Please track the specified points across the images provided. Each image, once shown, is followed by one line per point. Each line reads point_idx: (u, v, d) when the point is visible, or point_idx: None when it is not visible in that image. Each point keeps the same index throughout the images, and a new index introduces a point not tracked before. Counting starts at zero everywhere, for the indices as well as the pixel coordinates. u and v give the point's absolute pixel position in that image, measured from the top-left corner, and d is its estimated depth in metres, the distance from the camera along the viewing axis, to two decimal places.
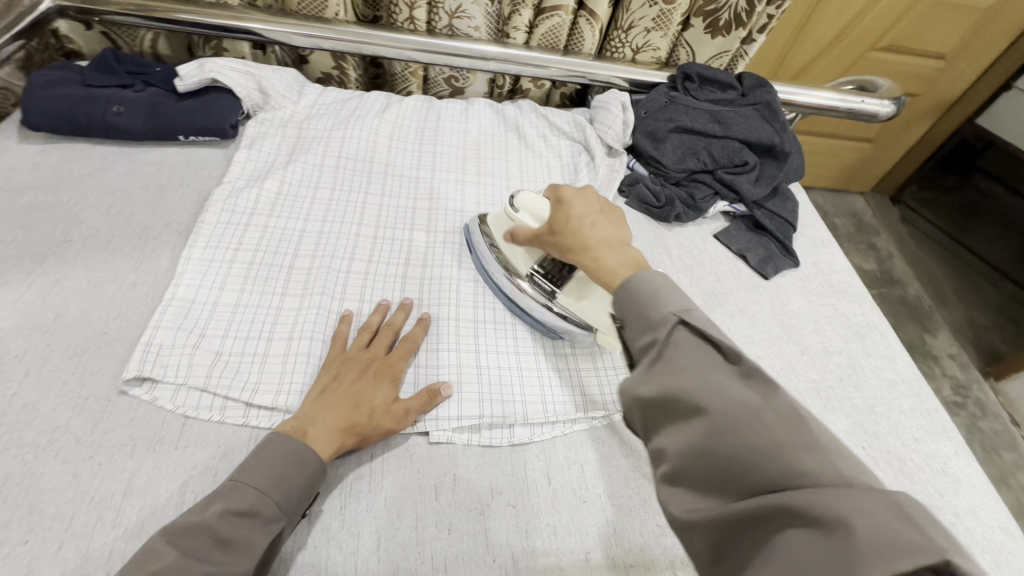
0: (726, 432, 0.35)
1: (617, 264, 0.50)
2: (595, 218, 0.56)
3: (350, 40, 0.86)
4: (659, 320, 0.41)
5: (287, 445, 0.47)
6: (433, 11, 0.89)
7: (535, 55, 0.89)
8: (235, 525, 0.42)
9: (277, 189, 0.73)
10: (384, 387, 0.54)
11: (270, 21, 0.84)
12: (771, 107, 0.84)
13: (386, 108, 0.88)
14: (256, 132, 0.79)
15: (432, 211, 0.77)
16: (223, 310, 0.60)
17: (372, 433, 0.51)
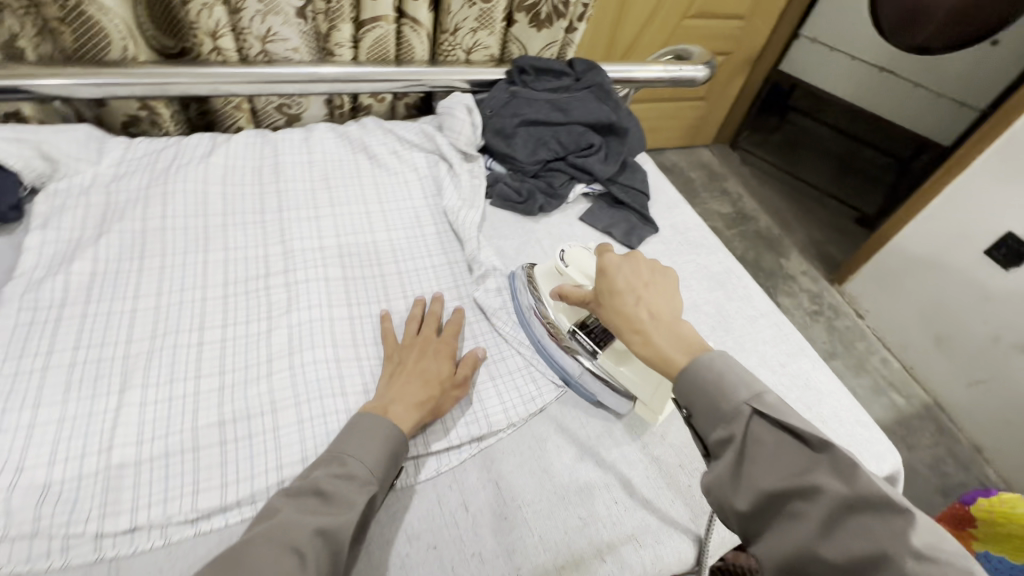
0: (770, 480, 0.40)
1: (668, 344, 0.49)
2: (639, 290, 0.54)
3: (149, 84, 0.73)
4: (733, 413, 0.43)
5: (372, 420, 0.51)
6: (240, 37, 0.79)
7: (369, 71, 0.84)
8: (335, 489, 0.45)
9: (89, 270, 0.62)
10: (443, 363, 0.59)
11: (41, 75, 0.68)
12: (603, 89, 0.90)
13: (211, 149, 0.78)
14: (45, 207, 0.66)
15: (286, 254, 0.70)
16: (43, 433, 0.50)
17: (443, 402, 0.57)
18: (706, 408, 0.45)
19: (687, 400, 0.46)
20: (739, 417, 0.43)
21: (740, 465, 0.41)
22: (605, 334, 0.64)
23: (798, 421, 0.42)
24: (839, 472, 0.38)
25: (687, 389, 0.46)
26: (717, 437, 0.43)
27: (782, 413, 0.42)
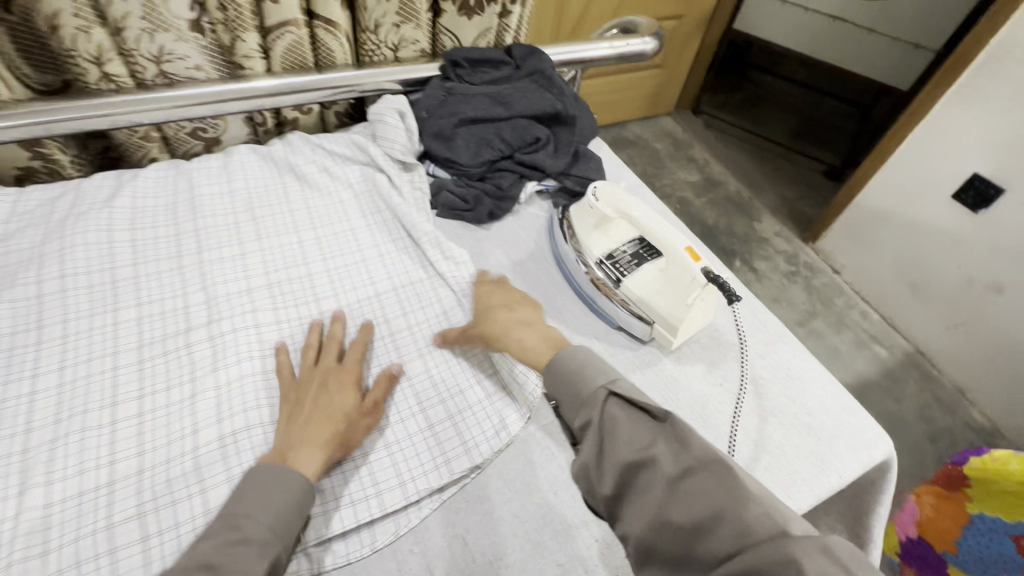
0: (624, 453, 0.44)
1: (539, 344, 0.57)
2: (512, 307, 0.63)
3: (312, 86, 0.87)
4: (589, 399, 0.48)
5: (274, 473, 0.49)
6: (378, 47, 0.92)
7: (488, 61, 0.93)
8: (226, 559, 0.43)
9: (239, 255, 0.73)
10: (344, 393, 0.57)
11: (231, 84, 0.83)
12: (546, 76, 0.91)
13: (339, 152, 0.88)
14: (211, 202, 0.79)
15: (390, 252, 0.77)
16: (195, 389, 0.59)
17: (351, 432, 0.55)
18: (573, 398, 0.50)
19: (555, 392, 0.52)
20: (594, 401, 0.48)
21: (602, 444, 0.46)
22: (629, 263, 0.70)
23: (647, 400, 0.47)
24: (675, 439, 0.44)
25: (552, 384, 0.53)
26: (580, 422, 0.48)
27: (632, 394, 0.48)
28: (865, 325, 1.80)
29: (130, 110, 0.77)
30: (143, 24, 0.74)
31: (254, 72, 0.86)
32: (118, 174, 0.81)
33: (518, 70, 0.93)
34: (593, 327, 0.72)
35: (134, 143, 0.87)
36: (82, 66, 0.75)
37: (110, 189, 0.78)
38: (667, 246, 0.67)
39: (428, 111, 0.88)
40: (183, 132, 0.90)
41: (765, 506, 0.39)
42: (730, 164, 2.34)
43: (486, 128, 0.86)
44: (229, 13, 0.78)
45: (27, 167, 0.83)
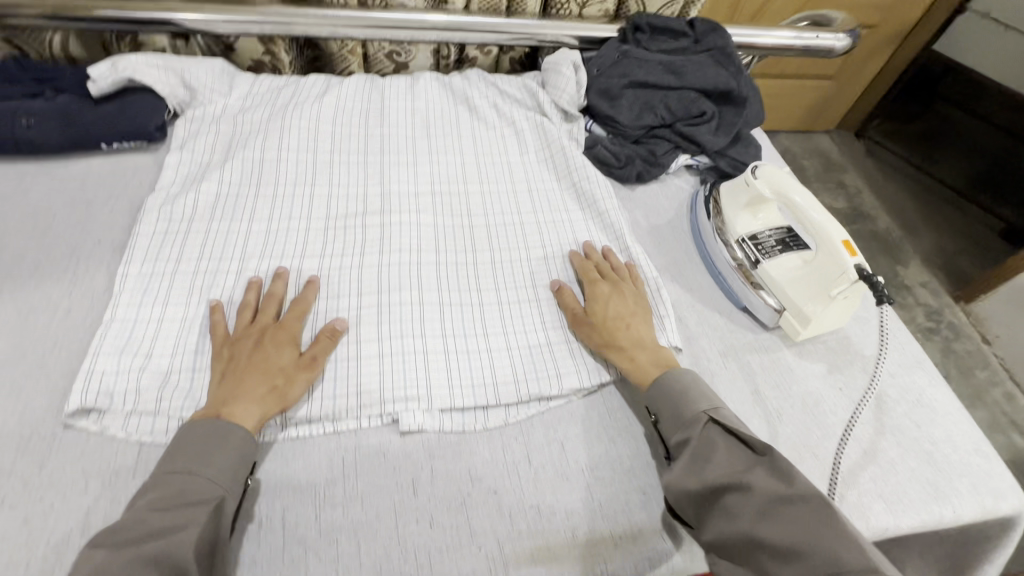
0: (715, 473, 0.51)
1: (649, 364, 0.61)
2: (633, 320, 0.65)
3: (501, 30, 0.94)
4: (692, 419, 0.55)
5: (207, 429, 0.50)
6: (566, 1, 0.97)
7: (667, 29, 0.94)
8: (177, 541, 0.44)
9: (412, 163, 0.83)
10: (283, 350, 0.57)
11: (433, 14, 0.92)
12: (722, 53, 0.90)
13: (509, 92, 0.95)
14: (396, 115, 0.90)
15: (538, 189, 0.83)
16: (363, 260, 0.69)
17: (295, 385, 0.55)
18: (674, 415, 0.57)
19: (655, 405, 0.58)
20: (696, 422, 0.55)
21: (695, 463, 0.53)
22: (771, 249, 0.71)
23: (745, 429, 0.54)
24: (774, 472, 0.50)
25: (657, 397, 0.59)
26: (677, 440, 0.55)
27: (732, 421, 0.54)
28: (1006, 407, 1.58)
29: (351, 25, 0.90)
30: None
31: (454, 8, 0.95)
32: (328, 79, 0.94)
33: (696, 44, 0.93)
34: (716, 301, 0.73)
35: (341, 56, 1.01)
36: None
37: (322, 88, 0.92)
38: (822, 238, 0.64)
39: (599, 70, 0.91)
40: (382, 52, 1.02)
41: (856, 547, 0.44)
42: (886, 199, 2.12)
43: (653, 94, 0.88)
44: None
45: (259, 61, 1.00)
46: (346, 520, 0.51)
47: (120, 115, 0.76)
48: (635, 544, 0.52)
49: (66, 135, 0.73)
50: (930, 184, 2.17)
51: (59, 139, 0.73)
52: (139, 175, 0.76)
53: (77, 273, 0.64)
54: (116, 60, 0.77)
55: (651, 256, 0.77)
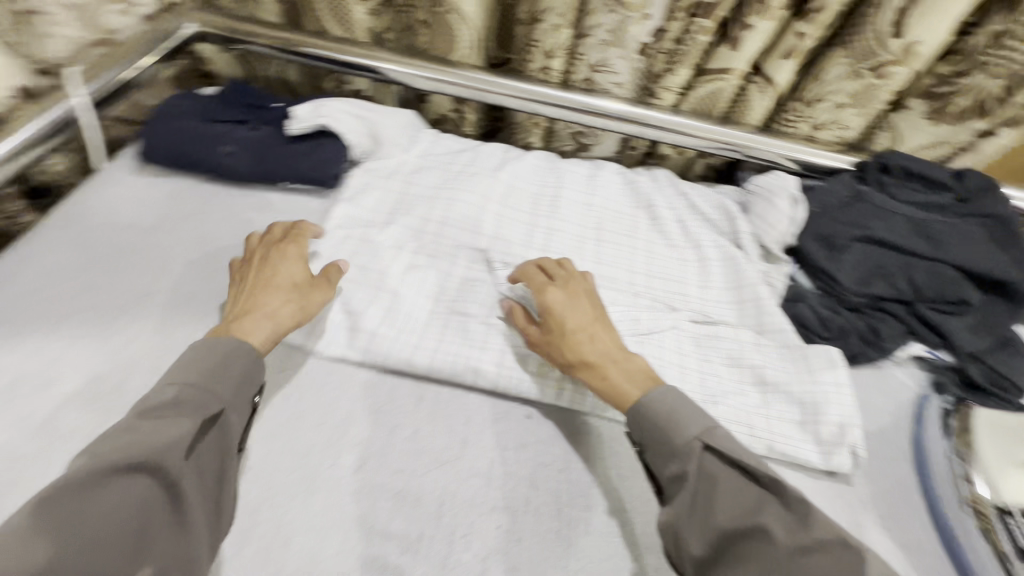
0: (724, 518, 0.45)
1: (625, 381, 0.55)
2: (591, 332, 0.59)
3: (709, 139, 0.82)
4: (682, 450, 0.48)
5: (227, 346, 0.51)
6: (797, 119, 0.81)
7: (927, 176, 0.73)
8: (153, 420, 0.44)
9: (572, 269, 0.73)
10: (586, 308, 0.61)
11: (636, 109, 0.82)
12: (1000, 227, 0.70)
13: (701, 207, 0.81)
14: (567, 207, 0.80)
15: (714, 338, 0.67)
16: (496, 382, 0.60)
17: (585, 346, 0.57)
18: (659, 444, 0.50)
19: (641, 435, 0.52)
20: (688, 452, 0.48)
21: (695, 499, 0.47)
22: None
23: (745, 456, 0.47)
24: (788, 511, 0.44)
25: (638, 422, 0.52)
26: (671, 471, 0.49)
27: (731, 448, 0.48)
28: None
29: (546, 104, 0.84)
30: (605, 36, 0.77)
31: (662, 104, 0.84)
32: (507, 150, 0.89)
33: (961, 204, 0.72)
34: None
35: (524, 127, 0.95)
36: (534, 54, 0.82)
37: (499, 161, 0.86)
38: None
39: (821, 208, 0.76)
40: (567, 131, 0.95)
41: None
42: None
43: (891, 257, 0.69)
44: (681, 48, 0.76)
45: (445, 115, 0.99)
46: None
47: (306, 158, 0.75)
48: None
49: (255, 168, 0.75)
50: None
51: (248, 169, 0.75)
52: (305, 219, 0.75)
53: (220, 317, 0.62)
54: (319, 103, 0.77)
55: (854, 479, 0.58)
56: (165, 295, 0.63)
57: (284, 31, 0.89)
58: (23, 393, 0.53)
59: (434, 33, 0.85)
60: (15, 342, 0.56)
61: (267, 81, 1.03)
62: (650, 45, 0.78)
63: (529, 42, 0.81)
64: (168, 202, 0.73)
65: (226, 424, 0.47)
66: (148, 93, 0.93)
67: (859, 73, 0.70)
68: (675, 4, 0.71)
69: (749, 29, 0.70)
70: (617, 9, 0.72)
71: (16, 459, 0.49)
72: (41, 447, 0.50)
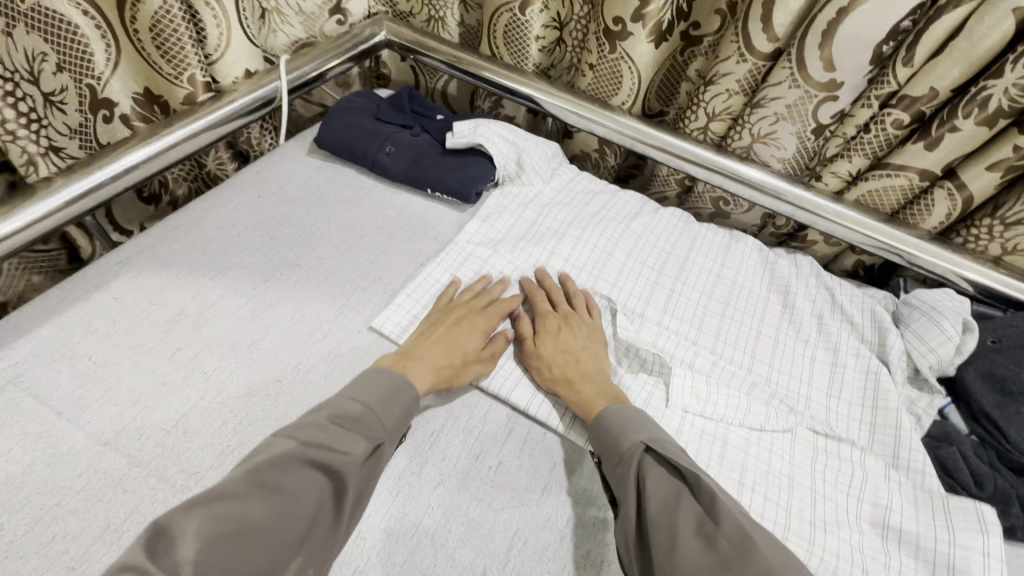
0: (653, 504, 0.48)
1: (596, 397, 0.58)
2: (580, 354, 0.62)
3: (871, 236, 0.75)
4: (625, 452, 0.52)
5: (387, 377, 0.54)
6: (987, 237, 0.71)
7: None
8: (336, 432, 0.48)
9: (690, 338, 0.69)
10: (575, 339, 0.64)
11: (795, 188, 0.77)
12: None
13: (845, 306, 0.74)
14: (696, 272, 0.77)
15: (836, 456, 0.60)
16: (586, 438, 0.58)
17: (569, 364, 0.61)
18: (609, 449, 0.53)
19: (598, 447, 0.55)
20: (631, 453, 0.51)
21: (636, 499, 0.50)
22: None
23: (684, 460, 0.50)
24: (707, 509, 0.46)
25: (596, 433, 0.55)
26: (619, 475, 0.51)
27: (673, 453, 0.51)
28: None
29: (699, 163, 0.81)
30: (780, 109, 0.73)
31: (824, 188, 0.78)
32: (644, 201, 0.87)
33: None
34: None
35: (665, 181, 0.93)
36: (697, 113, 0.80)
37: (634, 210, 0.84)
38: None
39: (998, 342, 0.66)
40: (709, 194, 0.91)
41: None
42: None
43: None
44: (864, 135, 0.70)
45: (587, 153, 1.00)
46: None
47: (454, 171, 0.79)
48: None
49: (407, 171, 0.80)
50: None
51: (401, 170, 0.80)
52: (439, 227, 0.78)
53: (350, 302, 0.67)
54: (478, 124, 0.82)
55: None
56: (308, 270, 0.69)
57: (460, 50, 0.94)
58: (180, 327, 0.60)
59: (598, 77, 0.87)
60: (185, 278, 0.64)
61: (433, 91, 1.10)
62: (829, 126, 0.72)
63: (694, 101, 0.80)
64: (328, 186, 0.80)
65: (384, 454, 0.50)
66: (333, 85, 1.04)
67: None
68: (868, 91, 0.67)
69: (954, 131, 0.63)
70: (800, 85, 0.69)
71: (162, 384, 0.55)
72: (183, 379, 0.56)
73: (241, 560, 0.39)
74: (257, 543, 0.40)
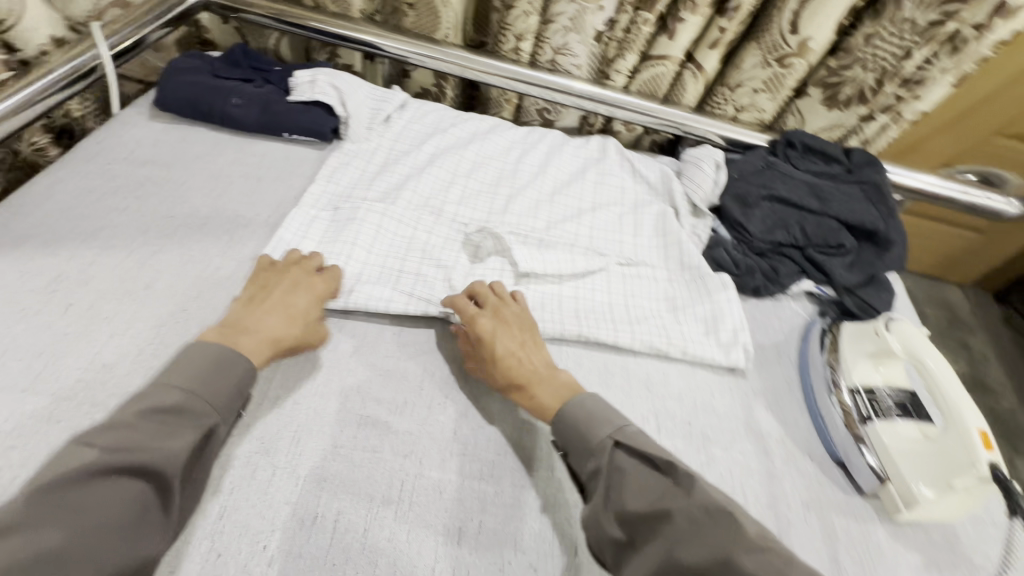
0: (644, 502, 0.50)
1: (550, 399, 0.60)
2: (525, 349, 0.64)
3: (651, 116, 0.97)
4: (597, 448, 0.55)
5: (218, 350, 0.54)
6: (724, 102, 0.97)
7: (821, 148, 0.91)
8: (157, 425, 0.47)
9: (535, 212, 0.87)
10: (511, 340, 0.64)
11: (592, 87, 0.96)
12: (877, 189, 0.87)
13: (641, 170, 0.97)
14: (533, 166, 0.94)
15: (644, 273, 0.82)
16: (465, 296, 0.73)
17: (518, 369, 0.62)
18: (580, 446, 0.56)
19: (564, 441, 0.57)
20: (602, 446, 0.55)
21: (609, 489, 0.53)
22: (887, 410, 0.65)
23: (650, 448, 0.54)
24: (684, 491, 0.50)
25: (563, 433, 0.58)
26: (591, 469, 0.55)
27: (637, 441, 0.55)
28: None
29: (517, 79, 0.97)
30: (567, 23, 0.91)
31: (614, 85, 0.99)
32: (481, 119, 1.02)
33: (847, 173, 0.90)
34: (811, 445, 0.68)
35: (497, 101, 1.08)
36: (506, 37, 0.96)
37: (474, 125, 0.99)
38: (951, 415, 0.58)
39: (740, 174, 0.91)
40: (534, 107, 1.08)
41: (742, 548, 0.45)
42: (1016, 379, 1.95)
43: (790, 212, 0.86)
44: (629, 36, 0.91)
45: (427, 89, 1.12)
46: (391, 545, 0.51)
47: (306, 113, 0.86)
48: None
49: (259, 120, 0.85)
50: None
51: (253, 121, 0.85)
52: (303, 165, 0.86)
53: (234, 238, 0.73)
54: (315, 78, 0.88)
55: (748, 374, 0.74)
56: (182, 218, 0.73)
57: (283, 4, 0.98)
58: (65, 286, 0.62)
59: (419, 14, 0.98)
60: (54, 245, 0.66)
61: (264, 49, 1.12)
62: (604, 33, 0.92)
63: (502, 25, 0.94)
64: (181, 145, 0.82)
65: (216, 436, 0.51)
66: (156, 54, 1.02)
67: (768, 63, 0.87)
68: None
69: (682, 22, 0.85)
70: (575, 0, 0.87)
71: (65, 333, 0.59)
72: (85, 326, 0.60)
73: (77, 574, 0.39)
74: (81, 562, 0.40)
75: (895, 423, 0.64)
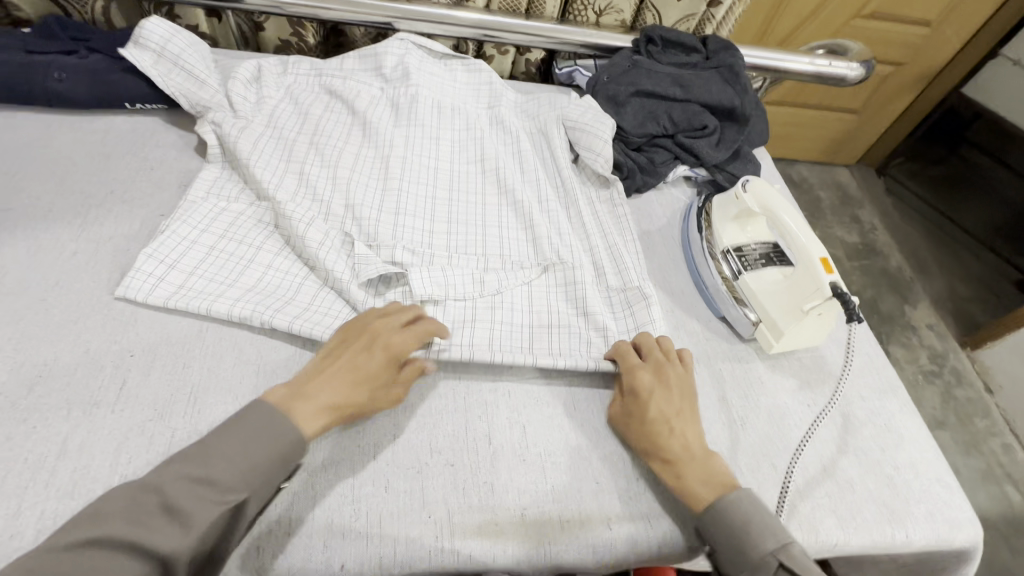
0: None
1: (318, 398, 0.51)
2: (349, 364, 0.54)
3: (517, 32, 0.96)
4: (758, 564, 0.49)
5: (268, 419, 0.48)
6: (584, 9, 0.99)
7: (678, 39, 0.94)
8: (187, 500, 0.44)
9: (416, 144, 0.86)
10: (342, 386, 0.53)
11: (451, 10, 0.94)
12: (732, 70, 0.92)
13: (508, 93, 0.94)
14: None
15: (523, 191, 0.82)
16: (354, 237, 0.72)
17: (336, 391, 0.52)
18: (734, 556, 0.50)
19: (713, 540, 0.51)
20: (766, 566, 0.49)
21: None
22: (754, 262, 0.72)
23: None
24: None
25: (710, 529, 0.52)
26: None
27: (814, 571, 0.48)
28: (1002, 458, 1.63)
29: (374, 14, 0.93)
30: None
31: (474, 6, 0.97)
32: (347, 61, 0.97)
33: (705, 61, 0.94)
34: (696, 309, 0.74)
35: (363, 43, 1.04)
36: None
37: None
38: (801, 254, 0.65)
39: (609, 77, 0.92)
40: None
41: None
42: (900, 236, 2.17)
43: (658, 104, 0.89)
44: None
45: (285, 41, 1.05)
46: (305, 474, 0.52)
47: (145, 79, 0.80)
48: (579, 528, 0.53)
49: (92, 94, 0.78)
50: (951, 228, 2.19)
51: (86, 95, 0.78)
52: (155, 135, 0.80)
53: (88, 220, 0.67)
54: (154, 45, 0.79)
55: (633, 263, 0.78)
56: (21, 210, 0.67)
57: None
58: None
59: None
60: None
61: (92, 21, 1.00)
62: None
63: None
64: (6, 134, 0.74)
65: (245, 512, 0.46)
66: None
67: None
68: None
69: None
70: None
71: None
72: None
73: None
74: None
75: (759, 273, 0.70)
